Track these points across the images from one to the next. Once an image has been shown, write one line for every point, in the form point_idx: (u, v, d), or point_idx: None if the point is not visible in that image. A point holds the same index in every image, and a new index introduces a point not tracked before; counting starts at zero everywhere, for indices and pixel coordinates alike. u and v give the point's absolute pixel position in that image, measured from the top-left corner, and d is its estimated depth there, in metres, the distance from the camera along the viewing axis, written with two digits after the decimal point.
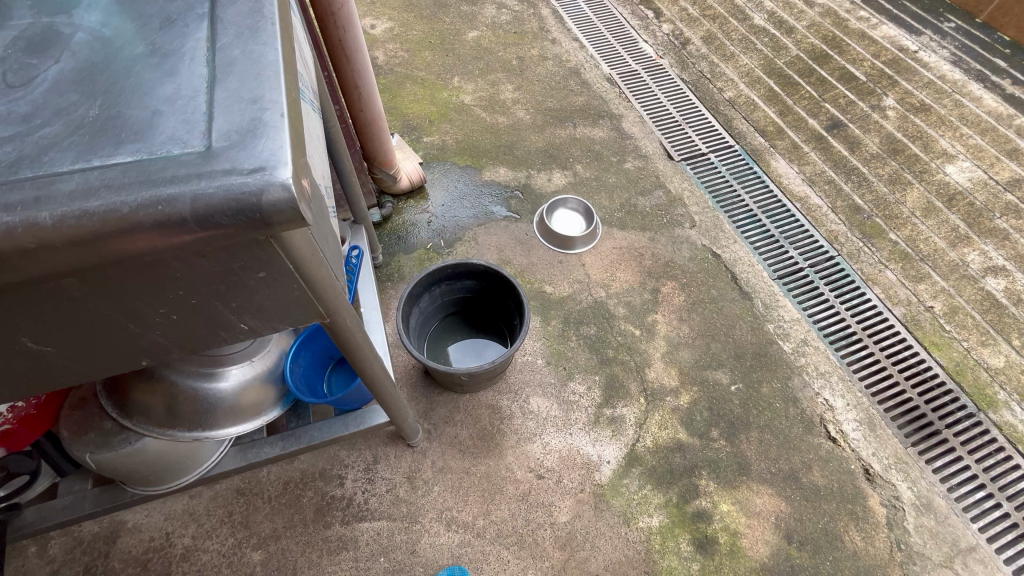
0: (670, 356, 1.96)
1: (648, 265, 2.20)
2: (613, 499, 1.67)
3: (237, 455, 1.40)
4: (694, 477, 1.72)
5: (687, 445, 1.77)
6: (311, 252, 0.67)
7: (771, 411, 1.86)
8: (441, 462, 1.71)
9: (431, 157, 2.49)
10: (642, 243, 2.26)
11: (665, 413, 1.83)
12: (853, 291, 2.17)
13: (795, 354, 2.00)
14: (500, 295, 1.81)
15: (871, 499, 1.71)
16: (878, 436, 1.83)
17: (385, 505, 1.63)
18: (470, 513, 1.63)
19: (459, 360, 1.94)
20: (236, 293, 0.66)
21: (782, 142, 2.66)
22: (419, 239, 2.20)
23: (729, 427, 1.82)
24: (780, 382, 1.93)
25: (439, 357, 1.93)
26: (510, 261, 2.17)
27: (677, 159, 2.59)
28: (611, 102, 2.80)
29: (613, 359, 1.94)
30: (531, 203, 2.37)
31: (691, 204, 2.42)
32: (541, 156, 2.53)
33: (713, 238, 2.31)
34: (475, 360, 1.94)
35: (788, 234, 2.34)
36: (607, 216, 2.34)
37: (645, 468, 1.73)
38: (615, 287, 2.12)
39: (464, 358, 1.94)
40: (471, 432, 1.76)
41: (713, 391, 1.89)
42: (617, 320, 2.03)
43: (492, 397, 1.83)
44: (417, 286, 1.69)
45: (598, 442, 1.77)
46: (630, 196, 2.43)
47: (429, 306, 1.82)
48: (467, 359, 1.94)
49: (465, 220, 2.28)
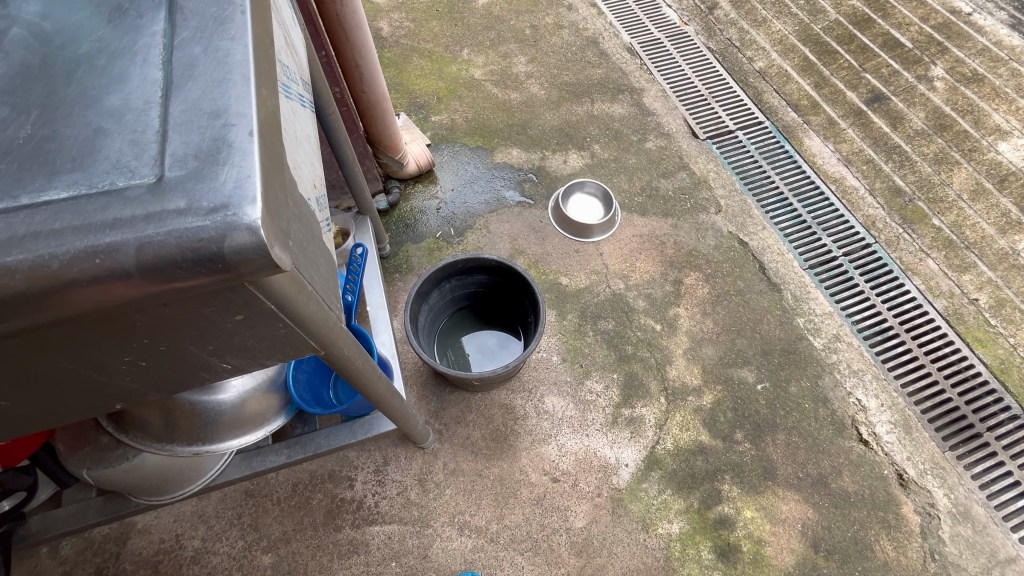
0: (692, 353, 1.86)
1: (671, 254, 2.07)
2: (632, 504, 1.61)
3: (241, 464, 1.35)
4: (717, 481, 1.64)
5: (710, 448, 1.69)
6: (298, 288, 0.57)
7: (800, 412, 1.76)
8: (452, 464, 1.65)
9: (439, 137, 2.36)
10: (663, 230, 2.13)
11: (687, 414, 1.75)
12: (891, 281, 2.03)
13: (826, 350, 1.88)
14: (514, 292, 1.71)
15: (905, 506, 1.62)
16: (914, 439, 1.73)
17: (395, 508, 1.59)
18: (483, 517, 1.58)
19: (471, 356, 1.87)
20: (212, 336, 0.57)
21: (817, 118, 2.46)
22: (428, 227, 2.10)
23: (754, 429, 1.73)
24: (810, 381, 1.82)
25: (452, 352, 1.87)
26: (523, 251, 2.06)
27: (702, 137, 2.42)
28: (631, 75, 2.61)
29: (633, 356, 1.84)
30: (545, 187, 2.24)
31: (717, 187, 2.27)
32: (556, 135, 2.38)
33: (740, 224, 2.17)
34: (497, 342, 1.89)
35: (821, 220, 2.19)
36: (627, 201, 2.21)
37: (665, 472, 1.65)
38: (635, 278, 2.01)
39: (477, 353, 1.87)
40: (483, 434, 1.70)
41: (738, 391, 1.79)
42: (636, 314, 1.93)
43: (505, 396, 1.76)
44: (426, 283, 1.60)
45: (616, 443, 1.69)
46: (651, 178, 2.28)
47: (439, 302, 1.73)
48: (490, 341, 1.90)
49: (475, 206, 2.16)
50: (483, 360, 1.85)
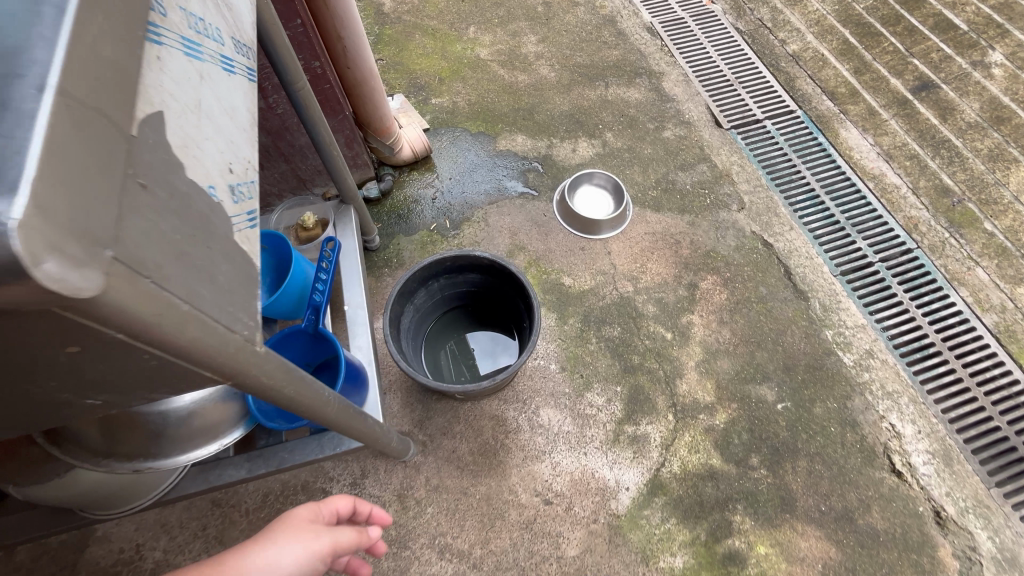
0: (706, 366, 1.68)
1: (686, 254, 1.89)
2: (631, 533, 1.45)
3: (197, 477, 1.23)
4: (728, 511, 1.47)
5: (721, 473, 1.52)
6: (162, 309, 0.42)
7: (824, 436, 1.58)
8: (435, 479, 1.52)
9: (439, 121, 2.19)
10: (679, 228, 1.94)
11: (698, 434, 1.58)
12: (933, 292, 1.83)
13: (857, 368, 1.68)
14: (509, 293, 1.55)
15: (942, 549, 1.44)
16: (955, 473, 1.53)
17: None
18: (466, 540, 1.44)
19: (479, 347, 1.76)
20: (49, 371, 0.43)
21: (855, 107, 2.23)
22: (422, 219, 1.94)
23: (772, 453, 1.55)
24: (837, 402, 1.63)
25: (455, 344, 1.78)
26: (524, 247, 1.89)
27: (726, 127, 2.21)
28: (650, 57, 2.40)
29: (639, 367, 1.67)
30: (551, 178, 2.06)
31: (740, 181, 2.07)
32: (566, 122, 2.20)
33: (765, 223, 1.97)
34: (508, 331, 1.74)
35: (856, 221, 1.98)
36: (640, 195, 2.02)
37: (670, 499, 1.49)
38: (645, 280, 1.83)
39: (487, 342, 1.76)
40: (471, 447, 1.56)
41: (756, 410, 1.61)
42: (645, 320, 1.76)
43: (496, 407, 1.61)
44: (410, 282, 1.45)
45: (617, 464, 1.53)
46: (668, 170, 2.09)
47: (426, 302, 1.58)
48: (500, 329, 1.76)
49: (474, 196, 2.00)
50: (488, 352, 1.74)
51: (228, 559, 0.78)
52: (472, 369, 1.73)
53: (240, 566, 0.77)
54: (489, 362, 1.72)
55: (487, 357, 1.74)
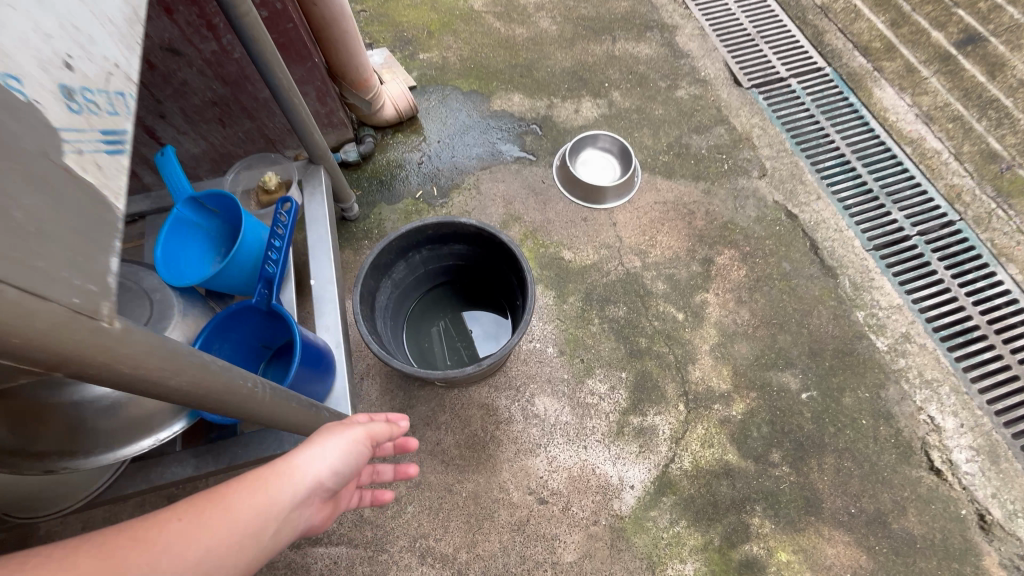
0: (722, 350, 1.50)
1: (700, 226, 1.69)
2: (635, 537, 1.29)
3: (137, 476, 1.07)
4: (745, 513, 1.31)
5: (738, 471, 1.35)
6: None
7: (854, 430, 1.40)
8: (416, 475, 1.35)
9: (427, 78, 1.97)
10: (692, 197, 1.74)
11: (712, 426, 1.40)
12: (979, 269, 1.63)
13: (891, 354, 1.50)
14: (500, 267, 1.36)
15: (988, 558, 1.28)
16: (1002, 472, 1.36)
17: (345, 527, 1.31)
18: (451, 544, 1.29)
19: (477, 326, 1.58)
20: None
21: (891, 64, 2.00)
22: (407, 186, 1.75)
23: (796, 449, 1.38)
24: (869, 391, 1.45)
25: (448, 323, 1.60)
26: (519, 217, 1.70)
27: (746, 86, 1.99)
28: (662, 9, 2.16)
29: (646, 351, 1.50)
30: (551, 141, 1.85)
31: (761, 146, 1.85)
32: (567, 79, 1.98)
33: (789, 192, 1.76)
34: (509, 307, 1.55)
35: (891, 190, 1.77)
36: (649, 160, 1.81)
37: (680, 499, 1.33)
38: (655, 255, 1.64)
39: (486, 320, 1.58)
40: (457, 440, 1.39)
41: (777, 400, 1.44)
42: (653, 299, 1.57)
43: (486, 395, 1.44)
44: (386, 253, 1.26)
45: (620, 459, 1.37)
46: (681, 133, 1.87)
47: (407, 278, 1.40)
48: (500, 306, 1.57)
49: (465, 161, 1.80)
50: (483, 332, 1.56)
51: (278, 462, 0.73)
52: (469, 351, 1.55)
53: (291, 466, 0.73)
54: (490, 343, 1.54)
55: (487, 337, 1.55)
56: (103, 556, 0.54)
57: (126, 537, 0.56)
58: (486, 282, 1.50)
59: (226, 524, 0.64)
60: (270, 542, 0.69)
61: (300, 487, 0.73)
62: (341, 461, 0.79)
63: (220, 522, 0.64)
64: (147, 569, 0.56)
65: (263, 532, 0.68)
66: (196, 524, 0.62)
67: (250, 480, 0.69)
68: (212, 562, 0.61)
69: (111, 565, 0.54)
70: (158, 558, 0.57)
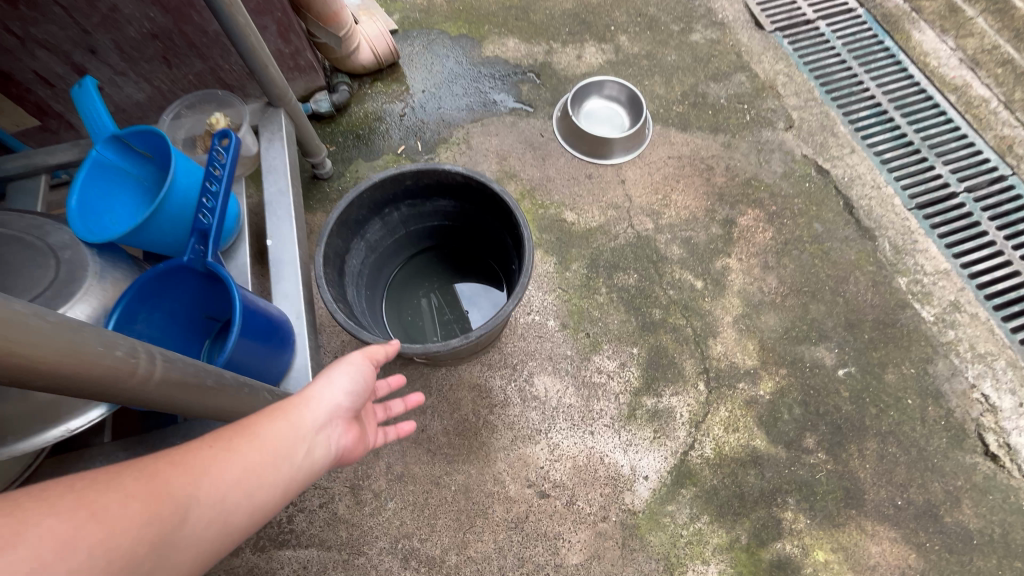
0: (747, 322, 1.32)
1: (721, 183, 1.49)
2: (650, 535, 1.12)
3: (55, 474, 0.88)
4: (776, 506, 1.14)
5: (767, 459, 1.18)
6: None
7: (899, 411, 1.23)
8: (399, 467, 1.18)
9: (410, 21, 1.74)
10: (711, 151, 1.54)
11: (736, 408, 1.23)
12: None
13: (939, 325, 1.32)
14: (493, 225, 1.17)
15: None
16: None
17: (316, 527, 1.13)
18: (438, 545, 1.12)
19: (469, 297, 1.38)
20: None
21: (932, 3, 1.78)
22: (387, 140, 1.54)
23: (833, 433, 1.20)
24: (915, 367, 1.27)
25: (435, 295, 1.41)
26: (515, 175, 1.50)
27: (770, 28, 1.76)
28: None
29: (660, 324, 1.31)
30: (550, 90, 1.63)
31: (787, 94, 1.64)
32: (568, 22, 1.75)
33: (819, 145, 1.56)
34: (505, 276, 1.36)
35: (934, 142, 1.57)
36: (662, 110, 1.60)
37: (701, 491, 1.15)
38: (669, 215, 1.45)
39: (479, 291, 1.38)
40: (445, 426, 1.21)
41: (810, 377, 1.26)
42: (668, 265, 1.38)
43: (478, 374, 1.26)
44: (356, 207, 1.06)
45: (632, 446, 1.19)
46: (697, 80, 1.66)
47: (384, 239, 1.20)
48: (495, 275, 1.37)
49: (453, 112, 1.58)
50: (475, 302, 1.37)
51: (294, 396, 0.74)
52: (460, 326, 1.36)
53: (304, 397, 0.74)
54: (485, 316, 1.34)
55: (480, 310, 1.36)
56: (149, 478, 0.53)
57: (166, 463, 0.56)
58: (478, 244, 1.30)
59: (256, 452, 0.64)
60: (303, 465, 0.69)
61: (313, 413, 0.73)
62: (350, 387, 0.80)
63: (255, 445, 0.64)
64: (191, 492, 0.55)
65: (293, 453, 0.68)
66: (230, 453, 0.61)
67: (270, 411, 0.70)
68: (255, 480, 0.62)
69: (160, 484, 0.53)
70: (202, 480, 0.57)
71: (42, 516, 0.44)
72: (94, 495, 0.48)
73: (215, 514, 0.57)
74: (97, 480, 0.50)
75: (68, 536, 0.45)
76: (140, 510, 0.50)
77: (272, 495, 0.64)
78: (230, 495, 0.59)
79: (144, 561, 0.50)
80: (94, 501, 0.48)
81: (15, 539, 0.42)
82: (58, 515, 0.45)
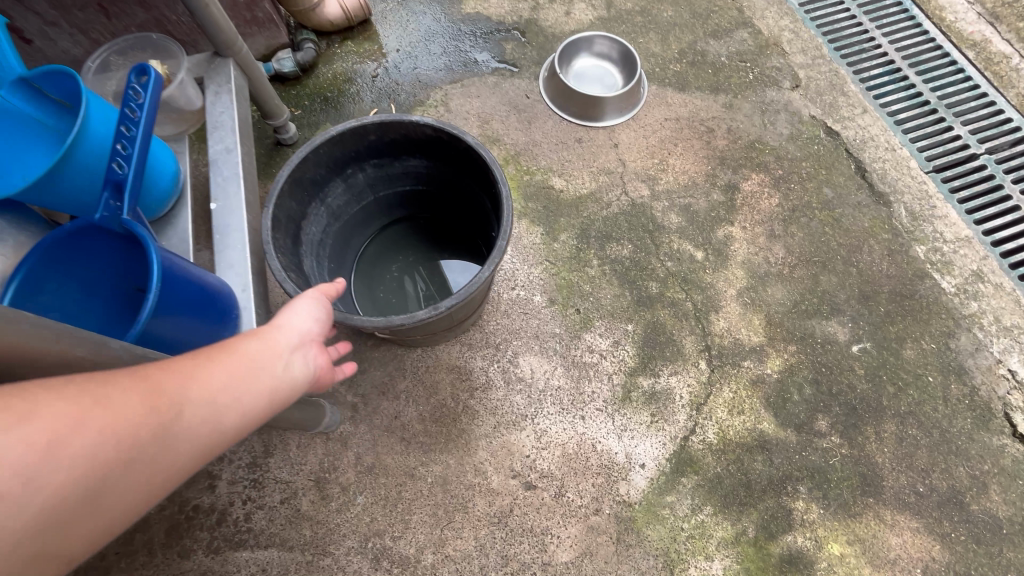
0: (752, 295, 1.20)
1: (722, 146, 1.37)
2: (647, 529, 1.01)
3: None
4: (785, 495, 1.04)
5: (776, 443, 1.07)
6: None
7: (919, 389, 1.12)
8: (369, 458, 1.06)
9: None
10: (711, 112, 1.42)
11: (741, 388, 1.12)
12: None
13: (961, 296, 1.21)
14: (469, 187, 1.04)
15: None
16: None
17: (276, 525, 1.02)
18: (413, 543, 1.01)
19: (446, 273, 1.25)
20: None
21: None
22: (358, 103, 1.41)
23: (847, 414, 1.10)
24: (935, 342, 1.16)
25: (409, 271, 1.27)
26: (498, 139, 1.37)
27: None
28: None
29: (658, 298, 1.19)
30: (536, 48, 1.50)
31: (794, 51, 1.52)
32: None
33: (829, 105, 1.44)
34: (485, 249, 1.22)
35: (951, 101, 1.45)
36: (658, 69, 1.47)
37: (703, 480, 1.05)
38: (667, 181, 1.32)
39: (458, 266, 1.25)
40: (421, 412, 1.10)
41: (822, 354, 1.15)
42: (665, 235, 1.26)
43: (457, 355, 1.14)
44: (312, 165, 0.93)
45: (627, 432, 1.08)
46: (696, 37, 1.53)
47: (348, 204, 1.08)
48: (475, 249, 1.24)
49: (431, 73, 1.45)
50: (454, 277, 1.23)
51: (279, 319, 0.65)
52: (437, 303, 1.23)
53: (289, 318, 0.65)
54: None
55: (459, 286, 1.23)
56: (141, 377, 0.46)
57: (157, 366, 0.48)
58: (454, 210, 1.17)
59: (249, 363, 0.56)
60: (301, 382, 0.61)
61: (298, 336, 0.63)
62: (327, 315, 0.69)
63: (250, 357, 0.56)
64: (186, 393, 0.48)
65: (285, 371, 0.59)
66: (226, 363, 0.54)
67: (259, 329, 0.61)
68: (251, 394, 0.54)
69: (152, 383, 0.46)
70: (196, 386, 0.49)
71: (44, 401, 0.39)
72: (96, 384, 0.43)
73: (206, 420, 0.49)
74: (97, 375, 0.44)
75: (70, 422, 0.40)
76: (139, 403, 0.44)
77: (266, 409, 0.56)
78: (227, 403, 0.51)
79: (147, 454, 0.44)
80: (94, 393, 0.42)
81: (19, 417, 0.37)
82: (63, 399, 0.40)
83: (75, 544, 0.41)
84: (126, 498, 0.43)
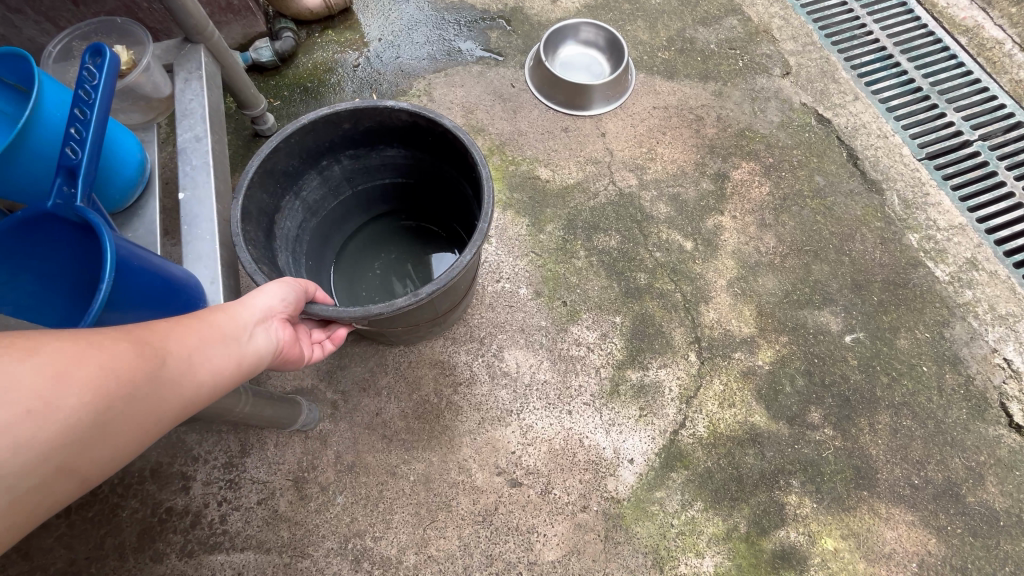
0: (743, 286, 1.17)
1: (711, 135, 1.34)
2: (636, 526, 0.98)
3: None
4: (778, 490, 1.01)
5: (768, 437, 1.04)
6: None
7: (914, 379, 1.10)
8: (349, 456, 1.03)
9: None
10: (701, 100, 1.39)
11: (732, 380, 1.09)
12: None
13: (955, 285, 1.18)
14: (450, 175, 1.01)
15: None
16: None
17: (253, 527, 0.98)
18: (394, 544, 0.98)
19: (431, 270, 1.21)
20: None
21: None
22: (339, 93, 1.37)
23: (840, 407, 1.07)
24: (930, 331, 1.14)
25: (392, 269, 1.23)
26: (482, 129, 1.34)
27: None
28: None
29: (646, 289, 1.16)
30: (522, 37, 1.47)
31: (784, 38, 1.49)
32: None
33: (820, 93, 1.41)
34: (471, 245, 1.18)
35: (943, 87, 1.43)
36: (646, 57, 1.44)
37: (694, 475, 1.02)
38: (655, 171, 1.29)
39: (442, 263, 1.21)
40: (403, 408, 1.06)
41: (814, 345, 1.12)
42: (654, 225, 1.23)
43: (440, 349, 1.11)
44: (285, 155, 0.90)
45: (615, 426, 1.05)
46: (684, 25, 1.50)
47: (326, 196, 1.04)
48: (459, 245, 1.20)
49: (413, 62, 1.42)
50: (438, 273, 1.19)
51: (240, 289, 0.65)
52: None
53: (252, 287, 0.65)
54: None
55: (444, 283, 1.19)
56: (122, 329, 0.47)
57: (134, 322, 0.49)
58: (438, 203, 1.14)
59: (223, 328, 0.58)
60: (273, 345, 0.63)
61: (264, 310, 0.63)
62: (296, 291, 0.70)
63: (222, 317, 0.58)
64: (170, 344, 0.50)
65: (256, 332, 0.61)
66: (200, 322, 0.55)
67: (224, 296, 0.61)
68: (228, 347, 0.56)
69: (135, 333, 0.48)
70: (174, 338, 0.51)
71: (44, 339, 0.41)
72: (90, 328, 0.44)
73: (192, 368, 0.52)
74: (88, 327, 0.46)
75: (70, 357, 0.42)
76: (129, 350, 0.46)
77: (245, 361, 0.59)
78: (207, 354, 0.54)
79: (143, 394, 0.47)
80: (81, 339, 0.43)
81: (27, 351, 0.40)
82: (64, 339, 0.42)
83: (79, 473, 0.43)
84: (123, 435, 0.45)
